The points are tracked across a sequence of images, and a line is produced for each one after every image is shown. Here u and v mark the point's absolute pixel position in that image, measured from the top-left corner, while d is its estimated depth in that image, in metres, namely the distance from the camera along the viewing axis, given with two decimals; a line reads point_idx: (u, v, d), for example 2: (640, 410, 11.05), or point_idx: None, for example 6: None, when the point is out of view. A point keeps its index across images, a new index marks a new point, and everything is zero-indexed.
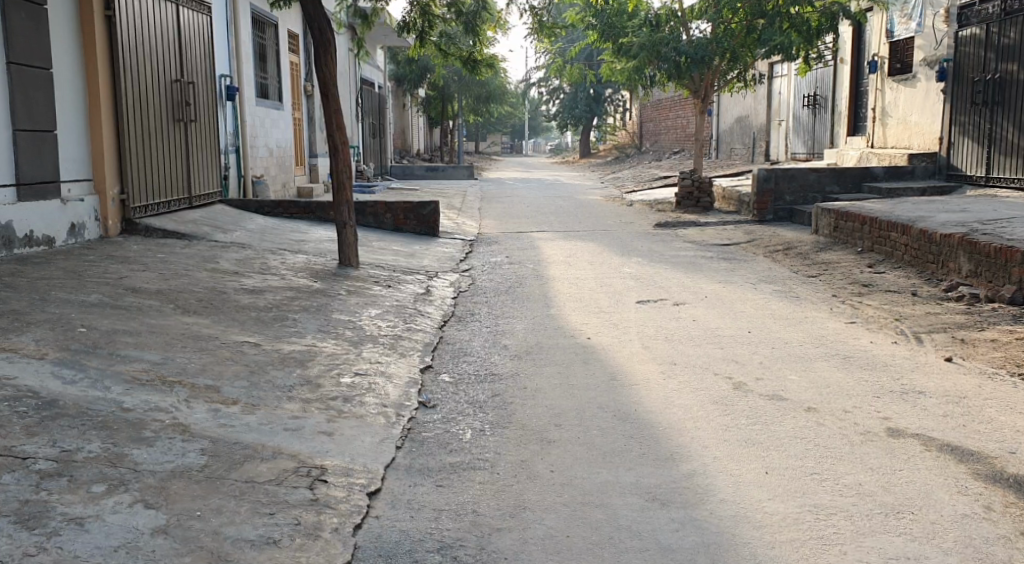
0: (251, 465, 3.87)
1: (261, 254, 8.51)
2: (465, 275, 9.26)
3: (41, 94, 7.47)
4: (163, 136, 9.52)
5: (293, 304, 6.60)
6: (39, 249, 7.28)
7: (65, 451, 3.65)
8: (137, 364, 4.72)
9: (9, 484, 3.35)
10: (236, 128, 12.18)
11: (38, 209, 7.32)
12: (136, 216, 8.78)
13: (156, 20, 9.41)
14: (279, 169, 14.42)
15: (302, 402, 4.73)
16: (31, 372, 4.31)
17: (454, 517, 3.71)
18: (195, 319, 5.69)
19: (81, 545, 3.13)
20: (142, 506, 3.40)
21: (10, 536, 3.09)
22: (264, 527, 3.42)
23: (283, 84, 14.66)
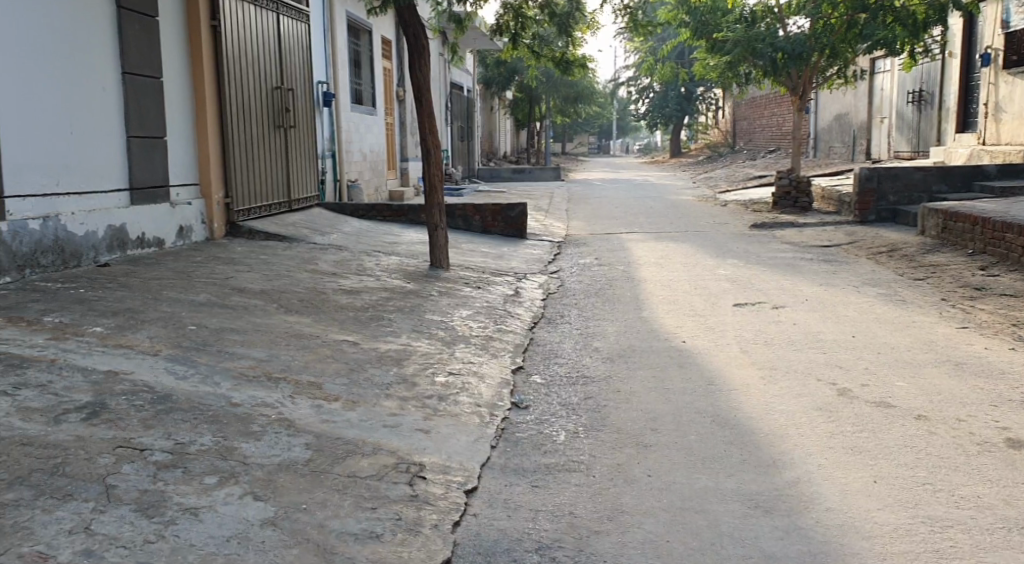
0: (351, 459, 3.94)
1: (357, 255, 8.67)
2: (555, 276, 9.24)
3: (153, 102, 7.78)
4: (265, 142, 9.80)
5: (388, 304, 6.71)
6: (151, 250, 7.60)
7: (179, 444, 3.79)
8: (244, 360, 4.86)
9: (130, 474, 3.50)
10: (332, 133, 12.45)
11: (150, 211, 7.65)
12: (240, 219, 9.06)
13: (259, 28, 9.68)
14: (373, 173, 14.68)
15: (399, 400, 4.80)
16: (147, 368, 4.50)
17: (552, 518, 3.72)
18: (296, 319, 5.83)
19: (197, 534, 3.23)
20: (252, 498, 3.50)
21: (132, 523, 3.22)
22: (367, 521, 3.48)
23: (376, 90, 14.90)
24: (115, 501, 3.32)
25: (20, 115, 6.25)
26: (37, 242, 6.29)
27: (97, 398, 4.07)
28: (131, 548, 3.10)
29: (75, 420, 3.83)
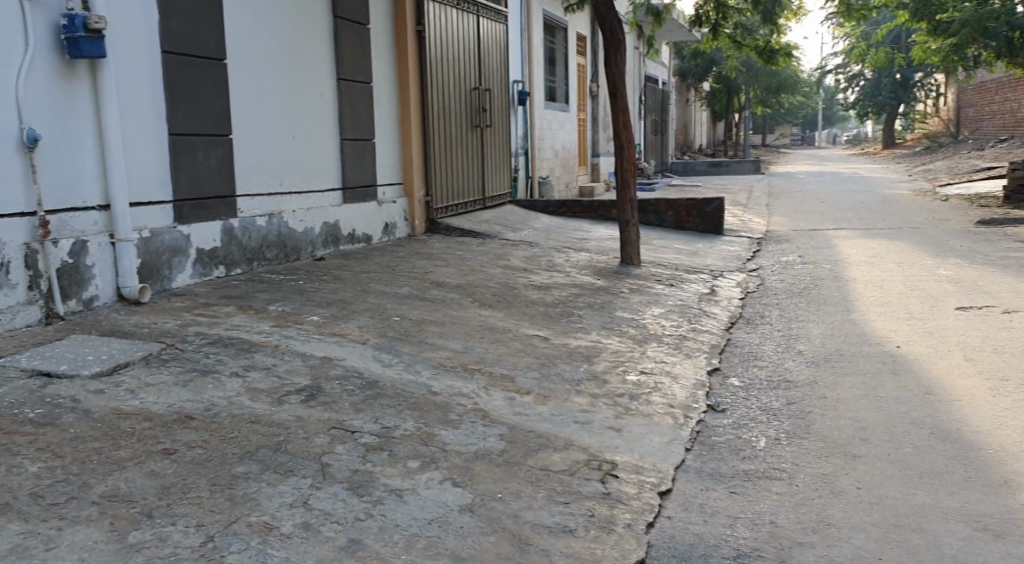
0: (546, 453, 4.01)
1: (547, 252, 8.78)
2: (753, 275, 8.99)
3: (364, 106, 8.21)
4: (463, 141, 10.11)
5: (578, 300, 6.76)
6: (359, 246, 8.07)
7: (385, 428, 3.99)
8: (442, 351, 5.05)
9: (342, 454, 3.72)
10: (526, 131, 12.67)
11: (360, 209, 8.11)
12: (438, 216, 9.42)
13: (460, 32, 9.98)
14: (564, 169, 14.81)
15: (591, 396, 4.83)
16: (356, 354, 4.77)
17: (750, 526, 3.64)
18: (490, 312, 5.99)
19: (402, 515, 3.39)
20: (451, 483, 3.64)
21: (344, 500, 3.43)
22: (560, 516, 3.53)
23: (569, 86, 15.01)
24: (329, 478, 3.54)
25: (250, 121, 6.76)
26: (262, 237, 6.81)
27: (313, 382, 4.37)
28: (343, 524, 3.29)
29: (294, 402, 4.13)
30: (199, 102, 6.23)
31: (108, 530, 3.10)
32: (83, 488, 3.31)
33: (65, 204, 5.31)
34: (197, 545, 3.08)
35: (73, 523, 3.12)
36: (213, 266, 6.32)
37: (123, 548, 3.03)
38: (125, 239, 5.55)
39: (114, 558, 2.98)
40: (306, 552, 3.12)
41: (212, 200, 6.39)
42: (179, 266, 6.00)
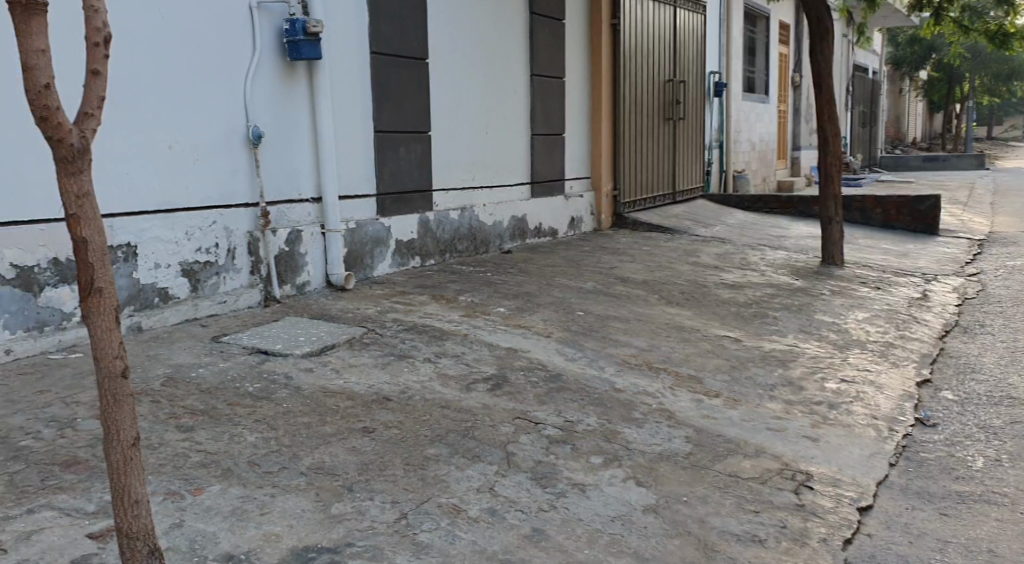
0: (734, 459, 3.93)
1: (741, 249, 8.54)
2: (974, 280, 8.33)
3: (555, 101, 8.34)
4: (655, 134, 10.03)
5: (774, 301, 6.55)
6: (546, 239, 8.25)
7: (568, 422, 4.05)
8: (627, 348, 5.07)
9: (526, 445, 3.81)
10: (722, 123, 12.38)
11: (547, 204, 8.29)
12: (626, 210, 9.44)
13: (656, 24, 9.88)
14: (762, 163, 14.35)
15: (784, 402, 4.67)
16: (542, 347, 4.90)
17: (965, 553, 3.41)
18: (679, 311, 5.94)
19: (584, 510, 3.41)
20: (634, 483, 3.64)
21: (529, 490, 3.50)
22: (749, 524, 3.44)
23: (769, 77, 14.49)
24: (514, 468, 3.64)
25: (446, 117, 7.02)
26: (455, 229, 7.09)
27: (499, 371, 4.53)
28: (528, 513, 3.35)
29: (481, 389, 4.28)
30: (402, 101, 6.55)
31: (314, 500, 3.28)
32: (293, 460, 3.55)
33: (281, 196, 5.75)
34: (391, 521, 3.20)
35: (283, 491, 3.33)
36: (410, 257, 6.67)
37: (327, 518, 3.18)
38: (335, 230, 5.93)
39: (319, 526, 3.13)
40: (492, 538, 3.18)
41: (413, 194, 6.72)
42: (381, 256, 6.39)
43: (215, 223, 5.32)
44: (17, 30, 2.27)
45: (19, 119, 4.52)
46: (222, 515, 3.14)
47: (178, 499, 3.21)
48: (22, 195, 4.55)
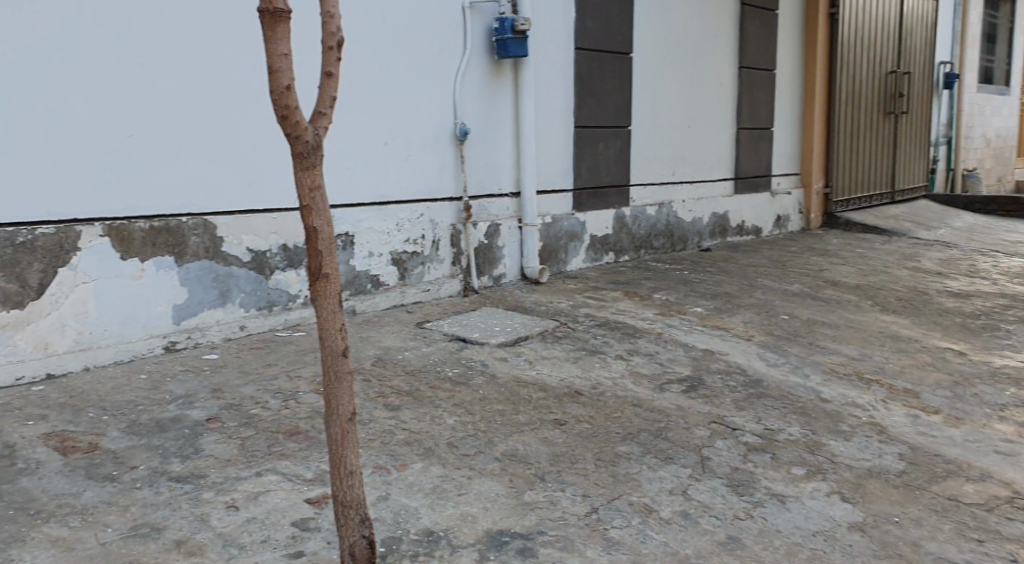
0: (955, 482, 3.62)
1: (969, 255, 7.95)
2: None
3: (764, 94, 8.14)
4: (874, 129, 9.56)
5: (1007, 311, 5.98)
6: (748, 238, 8.10)
7: (768, 430, 3.91)
8: (835, 356, 4.87)
9: (722, 450, 3.68)
10: (953, 117, 11.54)
11: (751, 201, 8.14)
12: (838, 210, 9.08)
13: (880, 12, 9.37)
14: (998, 161, 13.24)
15: (1018, 424, 4.22)
16: (741, 350, 4.81)
17: None
18: (895, 319, 5.63)
19: (784, 521, 3.21)
20: (839, 498, 3.40)
21: (725, 496, 3.33)
22: (970, 554, 3.11)
23: (1011, 65, 13.34)
24: (709, 472, 3.49)
25: (647, 111, 7.00)
26: (652, 225, 7.10)
27: (695, 373, 4.46)
28: (723, 520, 3.19)
29: (676, 391, 4.22)
30: (604, 94, 6.59)
31: (508, 486, 3.29)
32: (489, 445, 3.59)
33: (484, 189, 5.91)
34: (583, 514, 3.13)
35: (479, 474, 3.36)
36: (603, 252, 6.73)
37: (520, 504, 3.16)
38: (532, 224, 6.08)
39: (512, 512, 3.11)
40: (685, 541, 3.03)
41: (609, 188, 6.74)
42: (575, 250, 6.48)
43: (422, 216, 5.55)
44: (264, 36, 2.44)
45: (264, 117, 4.91)
46: (422, 493, 3.20)
47: (384, 473, 3.32)
48: (262, 193, 4.95)
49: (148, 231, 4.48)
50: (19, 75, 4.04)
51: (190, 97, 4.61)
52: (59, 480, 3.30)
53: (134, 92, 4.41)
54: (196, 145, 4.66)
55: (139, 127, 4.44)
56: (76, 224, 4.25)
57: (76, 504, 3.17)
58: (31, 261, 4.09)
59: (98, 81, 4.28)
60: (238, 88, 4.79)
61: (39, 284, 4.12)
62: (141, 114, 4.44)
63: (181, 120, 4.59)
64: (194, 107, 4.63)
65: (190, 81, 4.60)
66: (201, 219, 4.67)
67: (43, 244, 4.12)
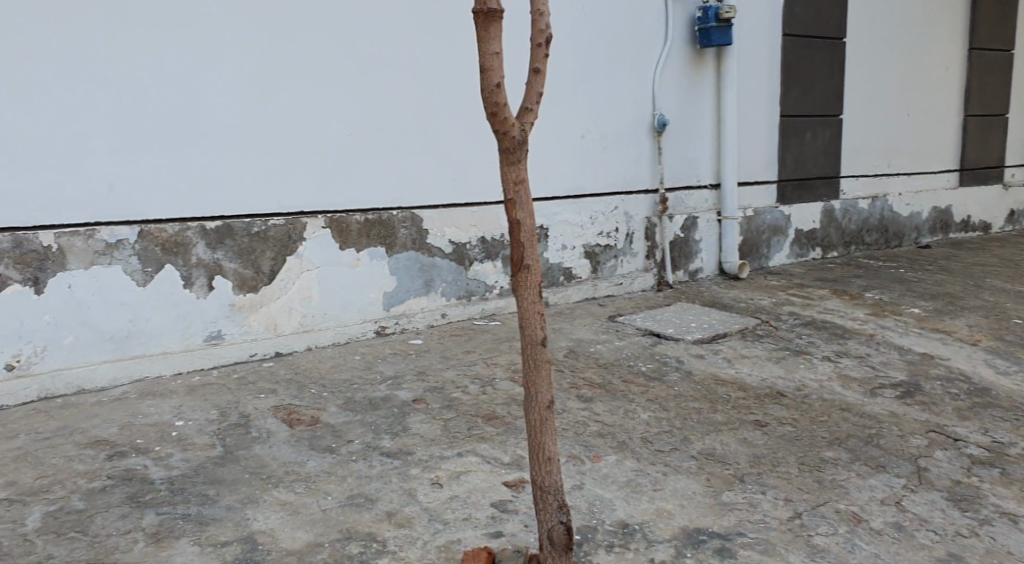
0: None
1: None
2: None
3: (996, 79, 8.00)
4: None
5: None
6: (973, 234, 8.09)
7: (997, 443, 3.62)
8: None
9: (943, 461, 3.45)
10: None
11: (977, 194, 8.07)
12: None
13: None
14: None
15: None
16: (964, 356, 4.52)
17: None
18: None
19: (1015, 543, 2.96)
20: None
21: (946, 511, 3.12)
22: None
23: None
24: (927, 485, 3.29)
25: (867, 101, 7.07)
26: (863, 219, 7.13)
27: (911, 378, 4.22)
28: (943, 536, 2.98)
29: (889, 396, 4.01)
30: (812, 84, 6.60)
31: (705, 485, 3.23)
32: (685, 442, 3.54)
33: (682, 181, 5.97)
34: (785, 518, 3.03)
35: (675, 471, 3.32)
36: (810, 248, 6.79)
37: (718, 504, 3.10)
38: (731, 217, 6.06)
39: (709, 511, 3.05)
40: (899, 555, 2.87)
41: (816, 180, 6.76)
42: (778, 245, 6.55)
43: (617, 208, 5.68)
44: (477, 37, 2.52)
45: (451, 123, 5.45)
46: (617, 485, 3.20)
47: (579, 463, 3.34)
48: (462, 188, 5.55)
49: (363, 224, 5.14)
50: (263, 87, 4.73)
51: (399, 104, 5.22)
52: (287, 449, 3.80)
53: (353, 100, 5.05)
54: (401, 145, 5.27)
55: (343, 130, 5.04)
56: (303, 216, 4.94)
57: (300, 471, 3.59)
58: (264, 249, 4.79)
59: (325, 91, 4.94)
60: (436, 94, 5.37)
61: (271, 269, 4.83)
62: (358, 119, 5.09)
63: (391, 124, 5.22)
64: (402, 112, 5.24)
65: (399, 90, 5.21)
66: (409, 213, 5.31)
67: (274, 234, 4.83)
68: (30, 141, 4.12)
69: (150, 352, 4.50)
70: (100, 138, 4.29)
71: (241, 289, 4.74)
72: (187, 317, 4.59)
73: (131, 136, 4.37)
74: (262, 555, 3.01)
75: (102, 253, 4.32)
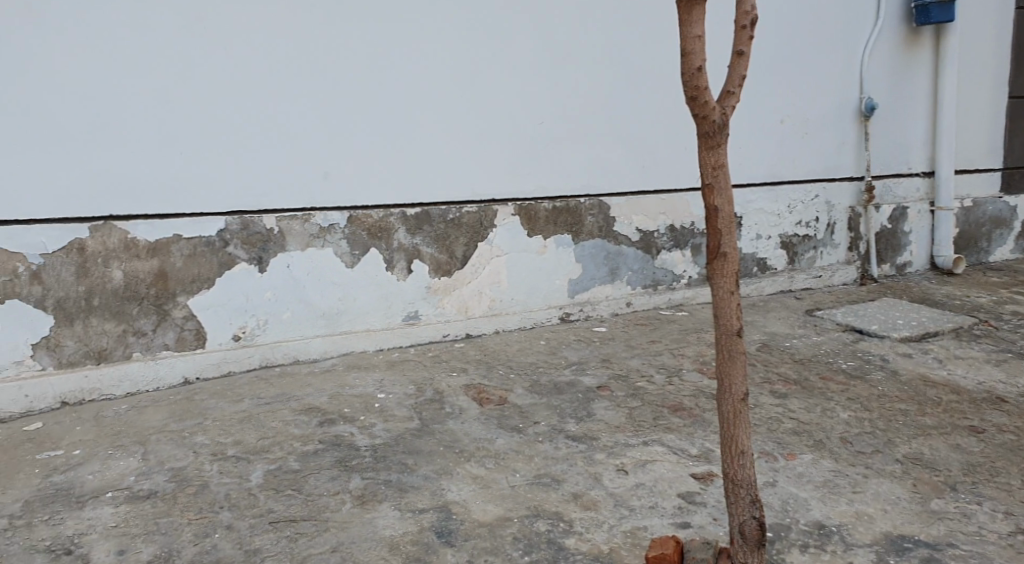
0: None
1: None
2: None
3: None
4: None
5: None
6: None
7: None
8: None
9: None
10: None
11: None
12: None
13: None
14: None
15: None
16: None
17: None
18: None
19: None
20: None
21: None
22: None
23: None
24: None
25: None
26: None
27: None
28: None
29: None
30: None
31: (912, 491, 3.02)
32: (889, 445, 3.33)
33: (890, 169, 5.77)
34: (1004, 533, 2.78)
35: (878, 474, 3.12)
36: None
37: (926, 512, 2.89)
38: (946, 208, 5.87)
39: (916, 518, 2.85)
40: None
41: None
42: (1000, 239, 6.29)
43: (818, 197, 5.54)
44: (679, 20, 2.41)
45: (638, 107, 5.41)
46: (813, 485, 3.04)
47: (771, 460, 3.20)
48: (651, 173, 5.52)
49: (551, 211, 5.18)
50: (458, 73, 4.81)
51: (590, 93, 5.23)
52: (478, 426, 3.89)
53: (547, 89, 5.09)
54: (592, 130, 5.27)
55: (535, 114, 5.08)
56: (494, 204, 5.01)
57: (491, 448, 3.69)
58: (457, 235, 4.91)
59: (521, 80, 5.00)
60: (622, 78, 5.33)
61: (463, 255, 4.95)
62: (551, 108, 5.12)
63: (582, 113, 5.23)
64: (592, 97, 5.24)
65: (591, 79, 5.22)
66: (597, 201, 5.33)
67: (468, 220, 4.93)
68: (253, 129, 4.33)
69: (356, 329, 4.70)
70: (316, 128, 4.48)
71: (436, 272, 4.88)
72: (389, 298, 4.77)
73: (342, 125, 4.54)
74: (457, 525, 3.11)
75: (317, 236, 4.52)
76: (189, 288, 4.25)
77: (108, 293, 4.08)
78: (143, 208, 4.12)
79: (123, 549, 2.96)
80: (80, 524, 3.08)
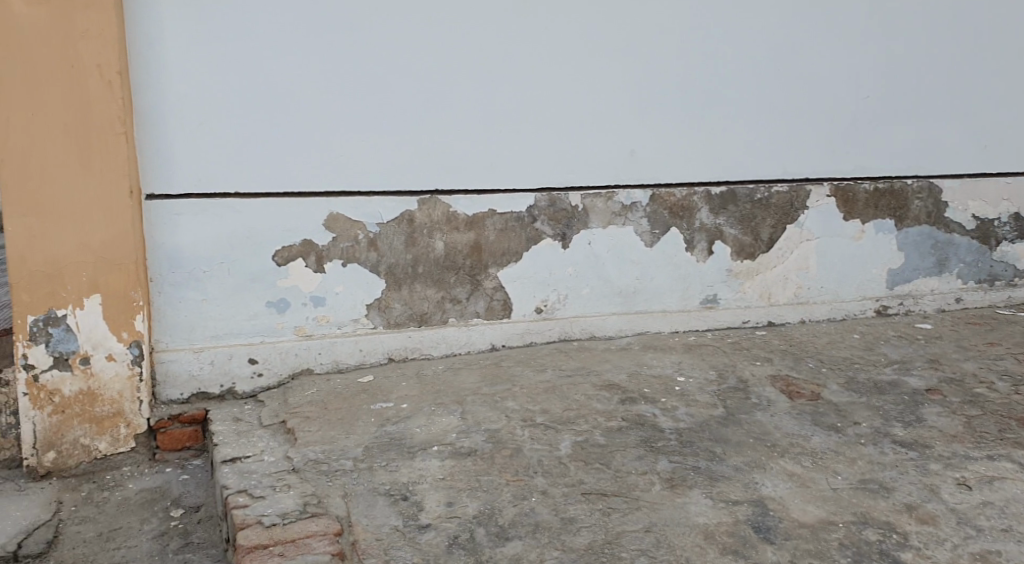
0: None
1: None
2: None
3: None
4: None
5: None
6: None
7: None
8: None
9: None
10: None
11: None
12: None
13: None
14: None
15: None
16: None
17: None
18: None
19: None
20: None
21: None
22: None
23: None
24: None
25: None
26: None
27: None
28: None
29: None
30: None
31: None
32: None
33: None
34: None
35: None
36: None
37: None
38: None
39: None
40: None
41: None
42: None
43: None
44: None
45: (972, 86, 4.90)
46: None
47: None
48: (983, 158, 5.00)
49: (871, 193, 4.83)
50: (776, 49, 4.56)
51: (920, 68, 4.80)
52: (789, 420, 3.69)
53: (871, 63, 4.72)
54: (918, 111, 4.85)
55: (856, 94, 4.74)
56: (806, 183, 4.75)
57: (807, 445, 3.48)
58: (764, 216, 4.70)
59: (844, 55, 4.67)
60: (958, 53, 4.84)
61: (769, 238, 4.73)
62: (874, 86, 4.76)
63: (909, 89, 4.81)
64: (922, 74, 4.81)
65: (922, 53, 4.78)
66: (926, 183, 4.90)
67: (776, 202, 4.70)
68: (569, 107, 4.33)
69: (651, 310, 4.64)
70: (628, 105, 4.42)
71: (739, 255, 4.71)
72: (687, 279, 4.66)
73: (653, 103, 4.45)
74: (775, 522, 2.97)
75: (619, 214, 4.49)
76: (499, 261, 4.35)
77: (430, 262, 4.24)
78: (463, 182, 4.24)
79: (451, 501, 3.09)
80: (413, 473, 3.26)
